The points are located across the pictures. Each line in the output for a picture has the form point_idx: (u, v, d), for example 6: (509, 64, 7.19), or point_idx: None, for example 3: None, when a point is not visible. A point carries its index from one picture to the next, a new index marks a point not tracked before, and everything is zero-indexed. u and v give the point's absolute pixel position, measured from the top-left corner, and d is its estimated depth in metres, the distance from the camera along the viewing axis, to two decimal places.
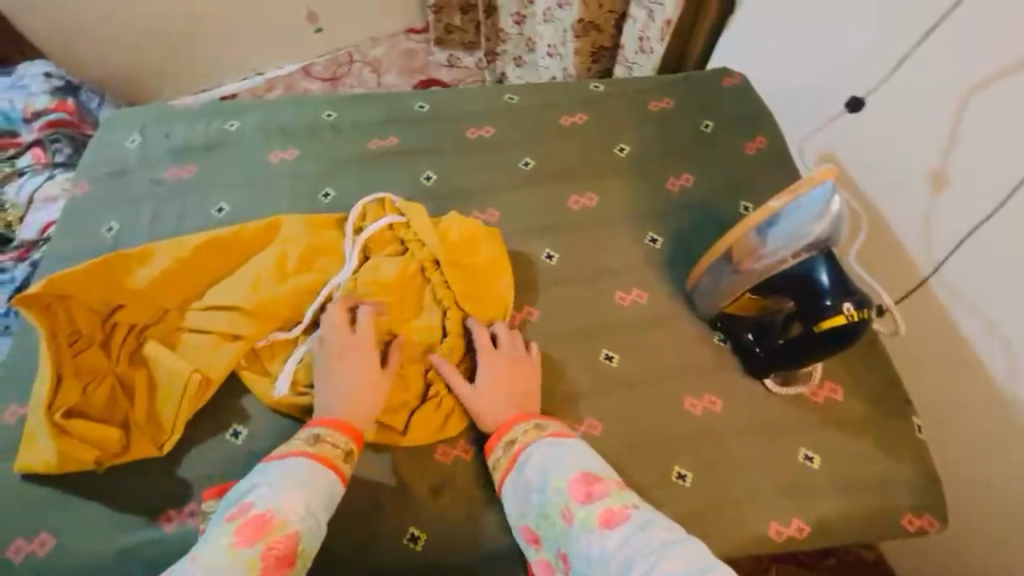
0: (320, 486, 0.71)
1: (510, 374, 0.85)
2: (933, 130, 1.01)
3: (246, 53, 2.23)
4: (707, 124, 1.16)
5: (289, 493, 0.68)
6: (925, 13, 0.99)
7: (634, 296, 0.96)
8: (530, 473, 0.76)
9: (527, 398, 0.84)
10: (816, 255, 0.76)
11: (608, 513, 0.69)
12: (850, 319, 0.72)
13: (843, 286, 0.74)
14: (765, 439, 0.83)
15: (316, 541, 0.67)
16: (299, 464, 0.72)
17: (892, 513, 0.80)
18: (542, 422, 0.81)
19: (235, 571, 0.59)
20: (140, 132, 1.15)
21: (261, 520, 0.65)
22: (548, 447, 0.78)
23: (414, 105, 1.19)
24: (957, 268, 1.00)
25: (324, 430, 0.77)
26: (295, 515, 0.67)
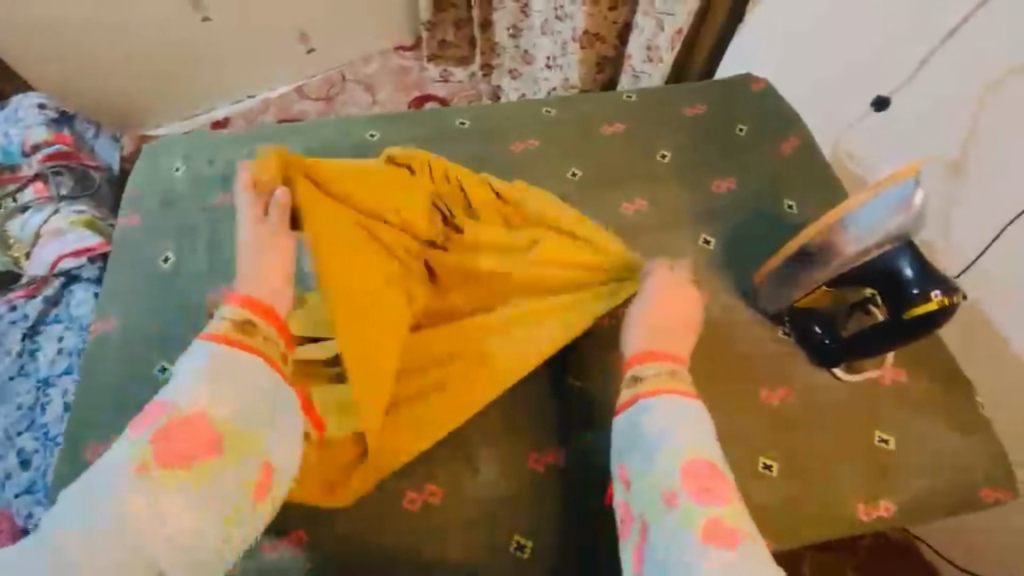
0: (221, 367, 0.65)
1: (676, 301, 0.81)
2: (951, 128, 1.08)
3: (240, 78, 2.23)
4: (740, 128, 1.21)
5: (187, 380, 0.64)
6: (943, 14, 1.06)
7: (697, 296, 0.99)
8: (643, 421, 0.69)
9: (670, 338, 0.77)
10: (898, 246, 0.80)
11: (713, 523, 0.60)
12: (940, 305, 0.77)
13: (927, 276, 0.79)
14: (841, 424, 0.87)
15: (242, 421, 0.64)
16: (205, 348, 0.66)
17: (968, 488, 0.84)
18: (676, 368, 0.74)
19: (126, 460, 0.59)
20: (183, 160, 1.14)
21: (164, 410, 0.62)
22: (687, 410, 0.70)
23: (455, 121, 1.22)
24: (997, 258, 1.05)
25: (233, 306, 0.70)
26: (204, 402, 0.63)
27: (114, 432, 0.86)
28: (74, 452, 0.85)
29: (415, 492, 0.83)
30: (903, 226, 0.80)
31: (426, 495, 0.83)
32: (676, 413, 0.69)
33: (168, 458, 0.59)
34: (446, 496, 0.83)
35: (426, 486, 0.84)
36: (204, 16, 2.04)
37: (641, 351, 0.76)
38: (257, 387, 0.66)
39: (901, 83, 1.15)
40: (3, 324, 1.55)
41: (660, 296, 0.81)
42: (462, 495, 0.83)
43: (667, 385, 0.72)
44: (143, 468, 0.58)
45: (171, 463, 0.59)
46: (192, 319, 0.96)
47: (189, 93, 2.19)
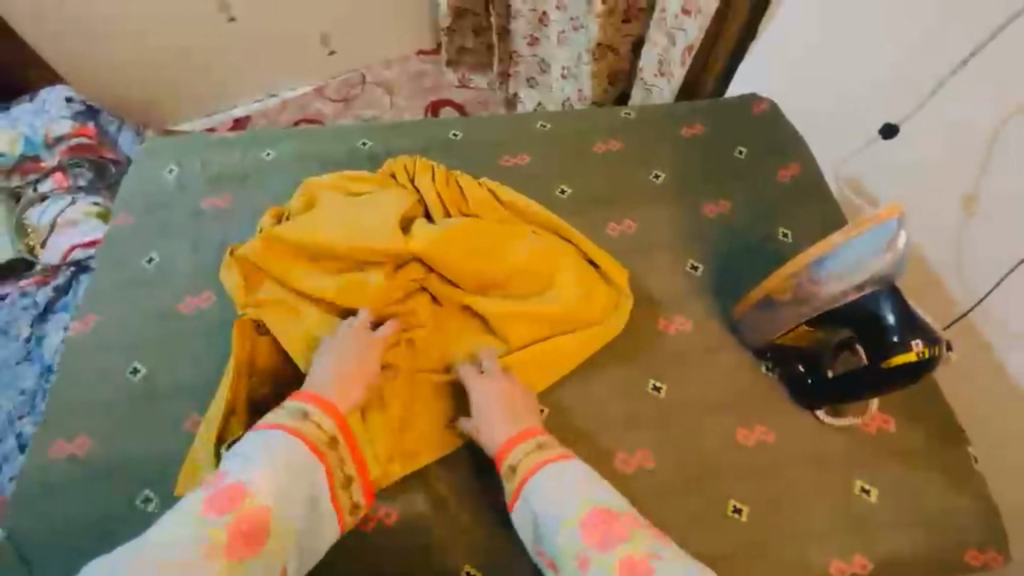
0: (295, 467, 0.70)
1: (508, 400, 0.82)
2: (963, 160, 1.03)
3: (260, 78, 2.27)
4: (740, 151, 1.17)
5: (264, 469, 0.68)
6: (966, 36, 1.00)
7: (678, 325, 0.95)
8: (535, 498, 0.73)
9: (519, 412, 0.81)
10: (878, 291, 0.77)
11: (627, 561, 0.63)
12: (921, 356, 0.74)
13: (910, 323, 0.76)
14: (820, 472, 0.83)
15: (292, 521, 0.67)
16: (274, 436, 0.71)
17: (954, 548, 0.78)
18: (540, 440, 0.78)
19: (198, 540, 0.60)
20: (177, 162, 1.15)
21: (234, 489, 0.65)
22: (567, 474, 0.74)
23: (449, 133, 1.21)
24: (1001, 299, 1.00)
25: (302, 400, 0.76)
26: (268, 490, 0.66)
27: (82, 432, 0.87)
28: (43, 449, 0.86)
29: (369, 511, 0.81)
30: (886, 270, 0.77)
31: (381, 515, 0.81)
32: (563, 477, 0.73)
33: (235, 549, 0.61)
34: (402, 518, 0.81)
35: (382, 507, 0.82)
36: (229, 17, 2.08)
37: (514, 433, 0.79)
38: (314, 495, 0.71)
39: (910, 111, 1.10)
40: (14, 310, 1.60)
41: (498, 397, 0.82)
42: (418, 518, 0.81)
43: (535, 463, 0.75)
44: (211, 554, 0.59)
45: (233, 555, 0.61)
46: (169, 322, 0.97)
47: (211, 91, 2.23)
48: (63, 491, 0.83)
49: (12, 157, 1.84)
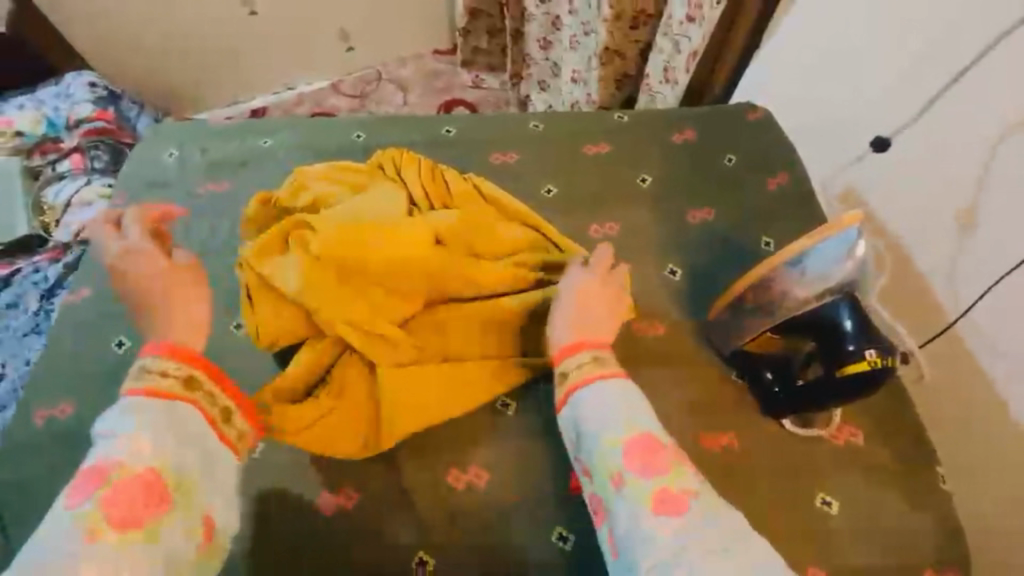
0: (159, 418, 0.66)
1: (591, 299, 0.83)
2: (954, 177, 1.02)
3: (278, 71, 2.32)
4: (729, 158, 1.17)
5: (126, 437, 0.64)
6: (959, 54, 0.99)
7: (651, 328, 0.96)
8: (582, 409, 0.73)
9: (594, 320, 0.81)
10: (840, 299, 0.78)
11: (664, 493, 0.64)
12: (873, 365, 0.74)
13: (865, 331, 0.76)
14: (780, 481, 0.82)
15: (186, 467, 0.65)
16: (123, 402, 0.67)
17: (912, 567, 0.77)
18: (600, 353, 0.78)
19: (74, 528, 0.57)
20: (178, 147, 1.19)
21: (97, 470, 0.61)
22: (617, 392, 0.73)
23: (443, 129, 1.23)
24: (987, 315, 0.98)
25: (145, 357, 0.71)
26: (139, 452, 0.63)
27: (64, 399, 0.90)
28: (24, 414, 0.89)
29: (332, 492, 0.83)
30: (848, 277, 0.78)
31: (342, 499, 0.83)
32: (610, 397, 0.72)
33: (124, 518, 0.58)
34: (360, 502, 0.83)
35: (343, 489, 0.84)
36: (251, 10, 2.14)
37: (570, 343, 0.79)
38: (196, 435, 0.68)
39: (901, 126, 1.11)
40: (24, 284, 1.63)
41: (575, 297, 0.83)
42: (376, 502, 0.83)
43: (592, 373, 0.75)
44: (94, 530, 0.57)
45: (126, 523, 0.58)
46: None
47: (229, 81, 2.29)
48: (41, 455, 0.86)
49: (34, 138, 1.93)
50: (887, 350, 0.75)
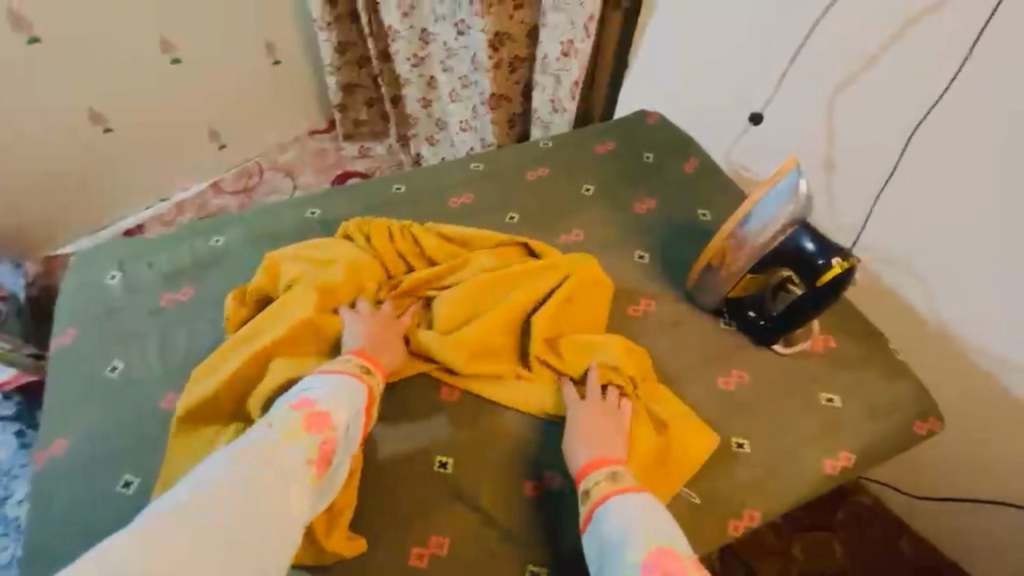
0: (361, 407, 0.77)
1: (595, 428, 0.85)
2: (815, 132, 1.31)
3: (151, 183, 2.17)
4: (647, 156, 1.36)
5: (342, 404, 0.75)
6: (788, 41, 1.29)
7: (644, 305, 1.08)
8: (604, 521, 0.72)
9: (601, 439, 0.83)
10: (798, 227, 0.94)
11: None
12: (842, 269, 0.92)
13: (825, 246, 0.93)
14: (793, 393, 0.97)
15: (346, 462, 0.73)
16: (345, 379, 0.78)
17: (907, 424, 0.96)
18: (618, 470, 0.78)
19: (294, 452, 0.67)
20: (119, 267, 1.11)
21: (320, 414, 0.72)
22: (647, 505, 0.73)
23: (393, 188, 1.29)
24: (873, 231, 1.28)
25: (353, 359, 0.84)
26: (342, 424, 0.73)
27: None
28: None
29: (420, 548, 0.84)
30: (798, 210, 0.95)
31: (433, 548, 0.84)
32: (642, 505, 0.73)
33: (318, 467, 0.68)
34: (454, 543, 0.84)
35: (432, 539, 0.85)
36: (104, 127, 2.00)
37: (593, 457, 0.80)
38: (360, 448, 0.76)
39: (767, 99, 1.38)
40: None
41: (589, 417, 0.86)
42: (468, 537, 0.85)
43: (612, 487, 0.76)
44: (303, 467, 0.66)
45: (318, 470, 0.68)
46: (154, 425, 0.92)
47: (100, 206, 2.11)
48: None
49: None
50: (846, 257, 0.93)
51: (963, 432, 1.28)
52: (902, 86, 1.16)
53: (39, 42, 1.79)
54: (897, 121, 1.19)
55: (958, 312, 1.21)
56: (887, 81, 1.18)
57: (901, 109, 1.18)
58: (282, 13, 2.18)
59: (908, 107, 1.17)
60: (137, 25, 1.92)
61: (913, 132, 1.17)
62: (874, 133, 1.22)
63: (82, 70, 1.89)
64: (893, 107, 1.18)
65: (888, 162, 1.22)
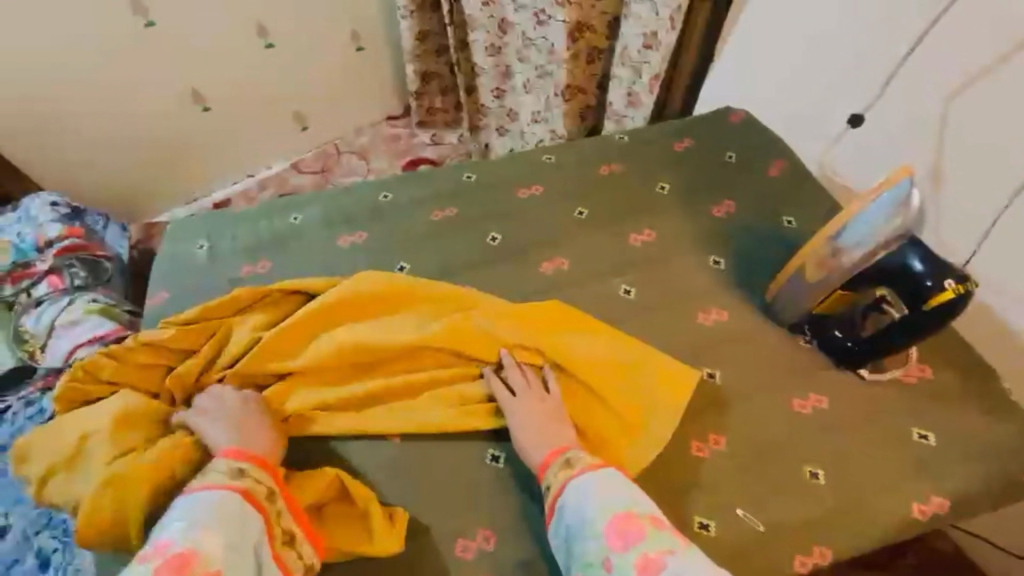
0: (233, 523, 0.70)
1: (546, 424, 0.86)
2: (927, 139, 1.20)
3: (240, 159, 2.31)
4: (730, 156, 1.29)
5: (207, 532, 0.68)
6: (901, 40, 1.19)
7: (716, 314, 1.02)
8: (565, 511, 0.76)
9: (554, 436, 0.85)
10: (904, 243, 0.84)
11: (644, 560, 0.68)
12: (955, 293, 0.81)
13: (938, 266, 0.83)
14: (878, 425, 0.88)
15: None
16: (205, 497, 0.71)
17: (1014, 475, 0.85)
18: (570, 456, 0.81)
19: None
20: (207, 238, 1.19)
21: (181, 560, 0.65)
22: (596, 482, 0.77)
23: (462, 176, 1.29)
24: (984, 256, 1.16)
25: (228, 460, 0.76)
26: (216, 553, 0.67)
27: None
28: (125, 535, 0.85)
29: (465, 538, 0.85)
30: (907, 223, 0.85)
31: (479, 541, 0.85)
32: (591, 487, 0.76)
33: None
34: (499, 538, 0.85)
35: (479, 532, 0.85)
36: (203, 106, 2.15)
37: (552, 450, 0.83)
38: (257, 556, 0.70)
39: (872, 100, 1.27)
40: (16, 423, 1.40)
41: (535, 416, 0.87)
42: (516, 534, 0.85)
43: (568, 475, 0.79)
44: None
45: None
46: None
47: (195, 178, 2.27)
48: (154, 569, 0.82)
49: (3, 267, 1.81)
50: (963, 281, 0.82)
51: None
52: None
53: (154, 25, 1.95)
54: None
55: None
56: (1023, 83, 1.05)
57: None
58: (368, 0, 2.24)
59: None
60: (238, 10, 2.04)
61: None
62: (1003, 142, 1.09)
63: (189, 53, 2.04)
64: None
65: (1016, 173, 1.09)
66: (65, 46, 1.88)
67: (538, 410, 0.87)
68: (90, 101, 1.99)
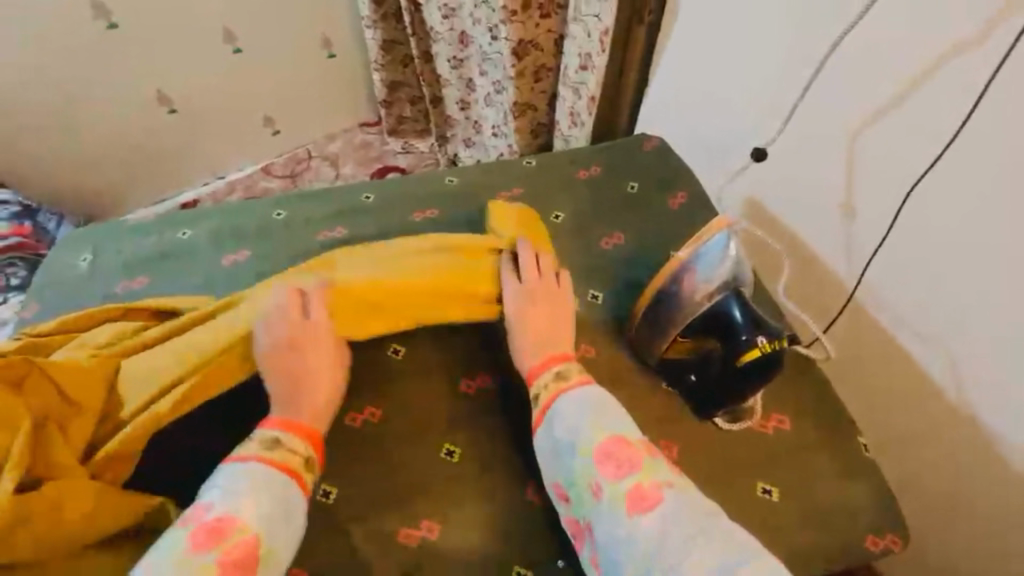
0: (273, 490, 0.74)
1: (537, 322, 0.91)
2: (835, 175, 1.16)
3: (208, 161, 2.31)
4: (632, 186, 1.26)
5: (244, 497, 0.72)
6: (798, 76, 1.17)
7: (583, 351, 0.98)
8: (557, 424, 0.81)
9: (548, 346, 0.89)
10: (726, 295, 0.85)
11: (637, 490, 0.73)
12: (765, 351, 0.81)
13: (755, 321, 0.83)
14: (724, 477, 0.85)
15: (279, 544, 0.71)
16: (244, 466, 0.75)
17: (857, 536, 0.82)
18: (562, 369, 0.87)
19: None
20: (92, 251, 1.18)
21: (217, 526, 0.69)
22: (593, 408, 0.81)
23: (361, 196, 1.27)
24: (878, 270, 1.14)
25: (266, 429, 0.80)
26: (251, 518, 0.70)
27: None
28: None
29: None
30: (730, 275, 0.86)
31: None
32: (585, 408, 0.81)
33: None
34: None
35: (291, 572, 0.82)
36: (169, 108, 2.14)
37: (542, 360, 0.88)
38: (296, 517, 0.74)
39: (774, 133, 1.26)
40: None
41: (528, 324, 0.91)
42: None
43: (561, 389, 0.84)
44: None
45: None
46: None
47: (162, 177, 2.27)
48: None
49: None
50: (775, 334, 0.83)
51: (999, 540, 1.09)
52: (926, 117, 1.00)
53: (116, 28, 1.94)
54: (910, 160, 1.04)
55: (983, 397, 1.04)
56: (906, 119, 1.02)
57: (925, 146, 1.01)
58: (337, 8, 2.23)
59: (930, 141, 1.00)
60: (203, 15, 2.03)
61: (928, 168, 1.02)
62: (902, 179, 1.06)
63: (152, 56, 2.03)
64: (904, 152, 1.04)
65: (901, 189, 1.06)
66: (29, 46, 1.88)
67: (534, 325, 0.91)
68: (50, 101, 1.98)
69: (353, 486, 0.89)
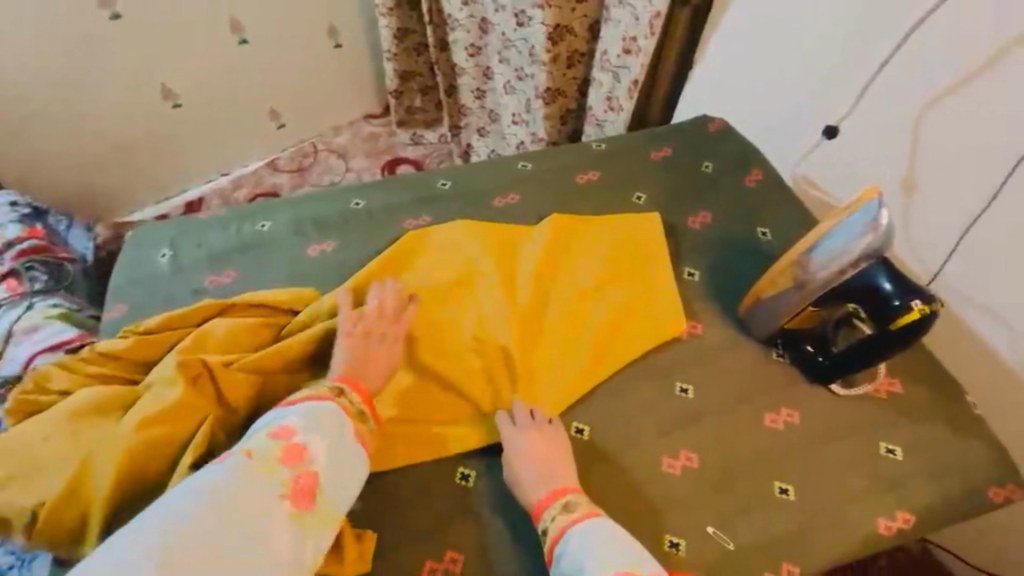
0: (335, 432, 0.76)
1: (544, 448, 0.85)
2: (900, 152, 1.20)
3: (213, 158, 2.14)
4: (707, 165, 1.28)
5: (316, 432, 0.74)
6: (874, 53, 1.19)
7: (690, 327, 1.02)
8: (564, 560, 0.73)
9: (558, 474, 0.82)
10: (874, 263, 0.86)
11: None
12: (922, 313, 0.82)
13: (904, 287, 0.84)
14: (848, 440, 0.89)
15: (336, 491, 0.73)
16: (320, 405, 0.77)
17: (977, 487, 0.87)
18: (568, 500, 0.79)
19: (272, 488, 0.69)
20: (170, 247, 1.14)
21: (297, 447, 0.72)
22: (604, 536, 0.73)
23: (438, 184, 1.26)
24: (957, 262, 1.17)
25: (334, 382, 0.82)
26: (321, 455, 0.73)
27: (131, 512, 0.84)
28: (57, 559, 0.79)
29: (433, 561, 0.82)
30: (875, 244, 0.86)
31: (446, 563, 0.82)
32: (596, 536, 0.74)
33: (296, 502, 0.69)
34: (466, 561, 0.82)
35: (445, 554, 0.82)
36: (175, 102, 1.97)
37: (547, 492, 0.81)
38: (350, 459, 0.76)
39: (845, 111, 1.27)
40: None
41: (531, 448, 0.85)
42: (484, 553, 0.83)
43: (567, 522, 0.77)
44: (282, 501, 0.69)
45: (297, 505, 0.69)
46: None
47: (164, 174, 2.08)
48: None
49: None
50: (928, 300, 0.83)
51: None
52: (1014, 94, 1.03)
53: (121, 18, 1.76)
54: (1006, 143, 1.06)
55: None
56: (987, 94, 1.06)
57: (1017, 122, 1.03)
58: None
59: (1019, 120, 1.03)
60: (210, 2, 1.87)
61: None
62: (984, 155, 1.09)
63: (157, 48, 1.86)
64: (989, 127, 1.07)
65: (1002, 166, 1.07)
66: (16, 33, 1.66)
67: (534, 443, 0.85)
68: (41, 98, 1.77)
69: (488, 467, 0.90)
